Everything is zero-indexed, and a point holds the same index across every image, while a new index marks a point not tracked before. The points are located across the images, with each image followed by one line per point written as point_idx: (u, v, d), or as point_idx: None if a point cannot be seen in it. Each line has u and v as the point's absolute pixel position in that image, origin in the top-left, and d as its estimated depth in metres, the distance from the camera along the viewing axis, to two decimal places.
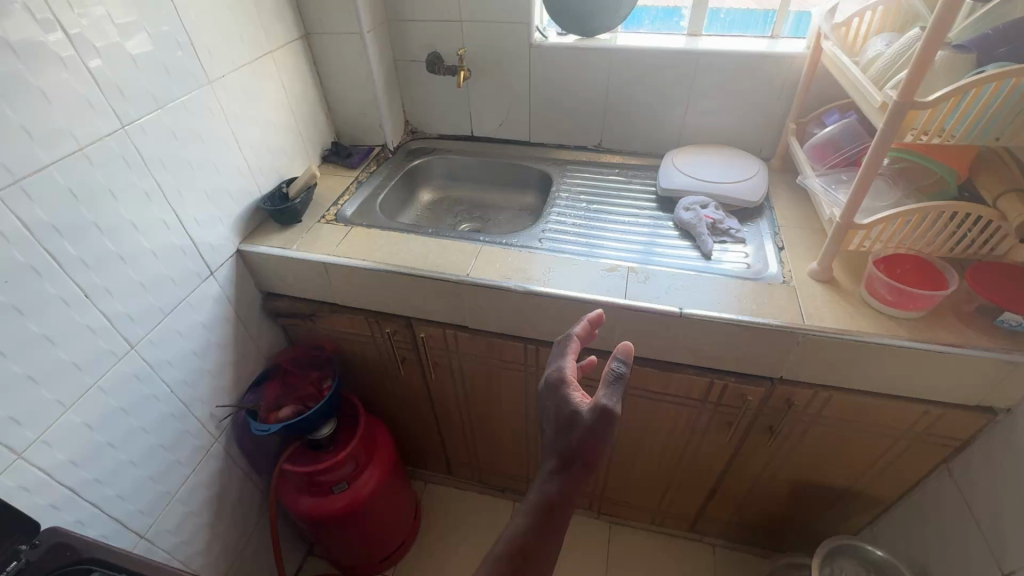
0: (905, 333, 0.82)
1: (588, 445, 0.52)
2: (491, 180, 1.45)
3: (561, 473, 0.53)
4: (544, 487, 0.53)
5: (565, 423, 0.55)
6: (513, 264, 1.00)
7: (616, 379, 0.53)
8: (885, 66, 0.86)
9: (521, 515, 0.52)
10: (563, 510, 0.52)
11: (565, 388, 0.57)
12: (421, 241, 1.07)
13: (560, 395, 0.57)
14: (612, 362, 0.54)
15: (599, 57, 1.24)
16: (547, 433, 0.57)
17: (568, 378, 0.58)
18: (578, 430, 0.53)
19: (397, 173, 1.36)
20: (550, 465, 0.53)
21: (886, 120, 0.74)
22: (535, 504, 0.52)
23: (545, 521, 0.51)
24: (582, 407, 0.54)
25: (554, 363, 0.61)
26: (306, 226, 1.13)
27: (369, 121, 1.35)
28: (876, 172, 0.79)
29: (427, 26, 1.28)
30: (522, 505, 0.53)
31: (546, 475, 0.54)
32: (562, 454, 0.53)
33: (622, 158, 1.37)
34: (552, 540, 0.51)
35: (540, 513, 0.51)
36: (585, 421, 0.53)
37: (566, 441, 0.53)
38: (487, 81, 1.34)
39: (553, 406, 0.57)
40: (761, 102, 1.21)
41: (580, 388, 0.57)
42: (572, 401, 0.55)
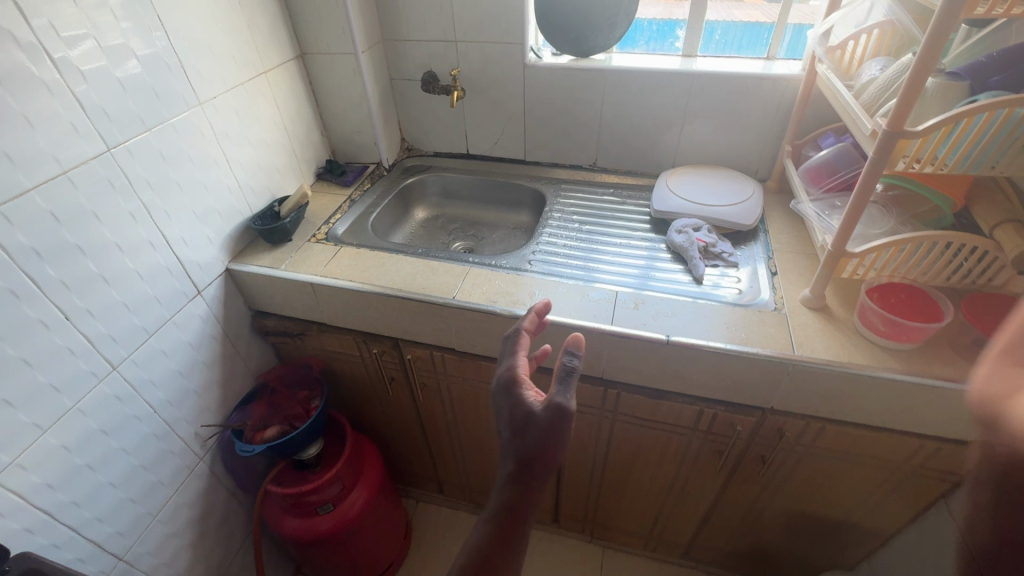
0: (898, 366, 0.79)
1: (543, 445, 0.54)
2: (486, 198, 1.44)
3: (519, 479, 0.54)
4: (503, 496, 0.54)
5: (520, 425, 0.56)
6: (499, 286, 0.99)
7: (569, 373, 0.54)
8: (877, 92, 0.84)
9: (482, 525, 0.54)
10: (522, 513, 0.54)
11: (518, 387, 0.57)
12: (409, 261, 1.06)
13: (515, 394, 0.58)
14: (562, 355, 0.55)
15: (593, 77, 1.23)
16: (503, 435, 0.58)
17: (520, 376, 0.58)
18: (532, 431, 0.54)
19: (390, 191, 1.36)
20: (509, 470, 0.55)
21: (876, 148, 0.72)
22: (496, 511, 0.54)
23: (507, 528, 0.53)
24: (536, 406, 0.55)
25: (504, 362, 0.61)
26: (296, 245, 1.12)
27: (364, 139, 1.36)
28: (868, 200, 0.77)
29: (422, 45, 1.29)
30: (483, 513, 0.55)
31: (503, 480, 0.56)
32: (520, 456, 0.55)
33: (617, 178, 1.36)
34: (515, 544, 0.53)
35: (501, 521, 0.53)
36: (541, 420, 0.54)
37: (522, 445, 0.55)
38: (482, 100, 1.34)
39: (508, 406, 0.57)
40: (756, 122, 1.19)
41: (533, 385, 0.58)
42: (526, 401, 0.56)
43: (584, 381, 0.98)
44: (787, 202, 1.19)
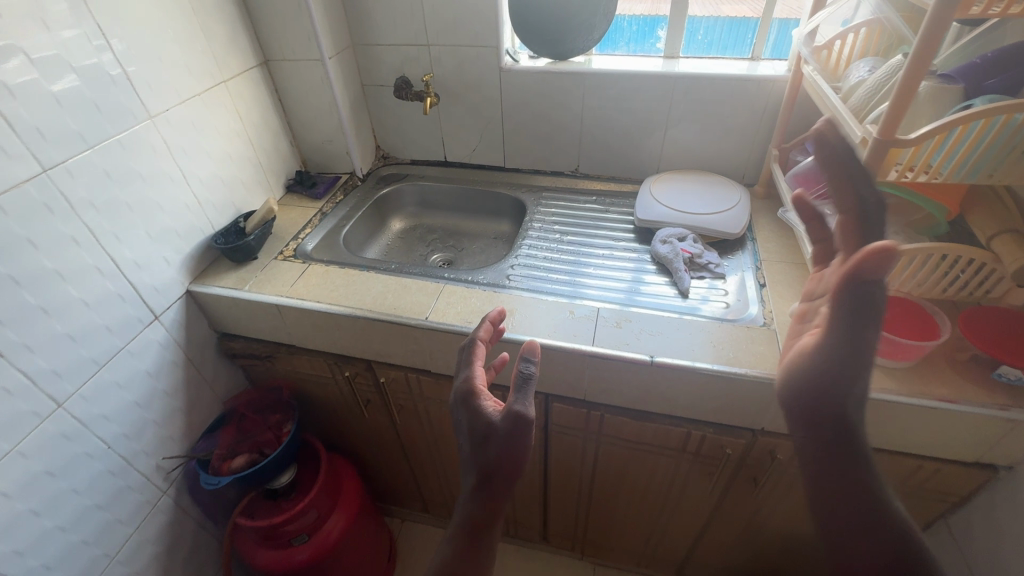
0: (894, 386, 0.75)
1: (504, 452, 0.51)
2: (465, 207, 1.39)
3: (481, 494, 0.52)
4: (467, 510, 0.52)
5: (480, 437, 0.54)
6: (475, 305, 0.94)
7: (525, 380, 0.54)
8: (866, 95, 0.80)
9: (447, 540, 0.52)
10: (487, 526, 0.52)
11: (475, 397, 0.56)
12: (380, 280, 1.01)
13: (473, 404, 0.57)
14: (520, 362, 0.55)
15: (572, 81, 1.18)
16: (465, 447, 0.56)
17: (477, 387, 0.58)
18: (493, 441, 0.52)
19: (365, 203, 1.30)
20: (470, 485, 0.53)
21: (866, 157, 0.67)
22: (459, 531, 0.52)
23: (469, 548, 0.51)
24: (495, 415, 0.54)
25: (462, 373, 0.60)
26: (261, 263, 1.06)
27: (336, 148, 1.30)
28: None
29: (394, 50, 1.23)
30: (446, 534, 0.53)
31: (466, 494, 0.53)
32: (481, 470, 0.52)
33: (601, 184, 1.31)
34: (479, 564, 0.51)
35: (464, 540, 0.51)
36: (499, 431, 0.52)
37: (482, 458, 0.52)
38: (458, 106, 1.29)
39: (467, 417, 0.56)
40: (742, 125, 1.15)
41: (491, 396, 0.57)
42: (484, 411, 0.55)
43: (566, 403, 0.94)
44: (775, 208, 1.15)
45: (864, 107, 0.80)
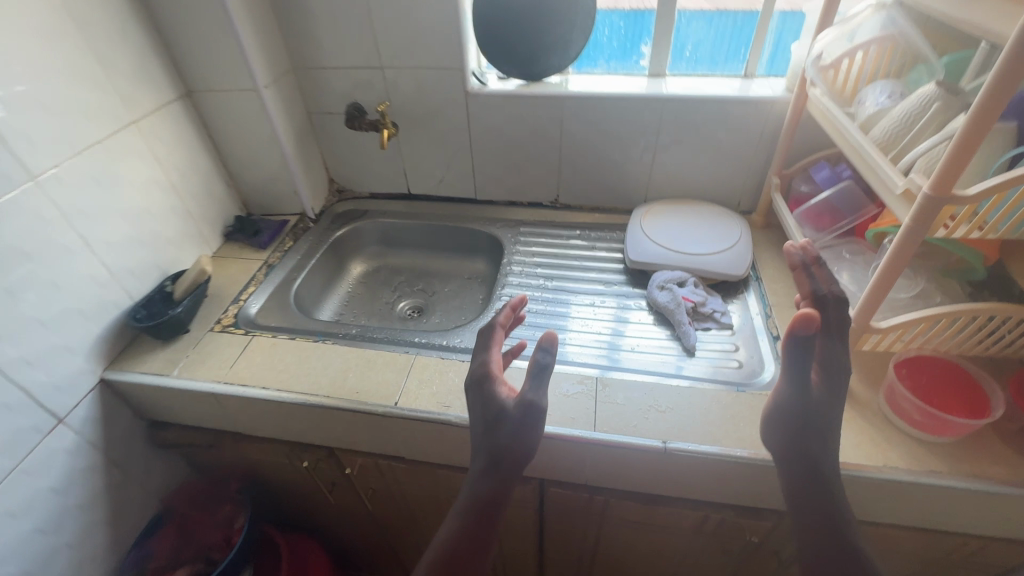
0: (942, 466, 0.65)
1: (513, 437, 0.57)
2: (434, 245, 1.24)
3: (488, 475, 0.58)
4: (474, 492, 0.58)
5: (492, 421, 0.59)
6: (452, 382, 0.79)
7: (542, 370, 0.57)
8: (892, 129, 0.69)
9: (452, 521, 0.58)
10: (493, 508, 0.57)
11: (491, 382, 0.62)
12: (339, 352, 0.86)
13: (489, 389, 0.62)
14: (536, 353, 0.58)
15: (548, 105, 1.05)
16: (475, 430, 0.61)
17: (493, 371, 0.63)
18: (503, 426, 0.58)
19: (318, 248, 1.14)
20: (478, 468, 0.58)
21: (913, 213, 0.57)
22: (465, 508, 0.58)
23: (474, 524, 0.57)
24: (508, 401, 0.59)
25: (481, 356, 0.66)
26: (194, 337, 0.89)
27: (281, 188, 1.13)
28: (899, 274, 0.62)
29: (342, 72, 1.07)
30: (453, 511, 0.59)
31: (475, 477, 0.59)
32: (489, 453, 0.58)
33: (584, 215, 1.18)
34: (482, 538, 0.57)
35: (468, 516, 0.57)
36: (512, 415, 0.58)
37: (493, 441, 0.58)
38: (421, 134, 1.14)
39: (482, 400, 0.62)
40: (737, 150, 1.04)
41: (506, 381, 0.63)
42: (498, 396, 0.61)
43: (564, 487, 0.81)
44: (776, 239, 1.05)
45: (890, 142, 0.69)
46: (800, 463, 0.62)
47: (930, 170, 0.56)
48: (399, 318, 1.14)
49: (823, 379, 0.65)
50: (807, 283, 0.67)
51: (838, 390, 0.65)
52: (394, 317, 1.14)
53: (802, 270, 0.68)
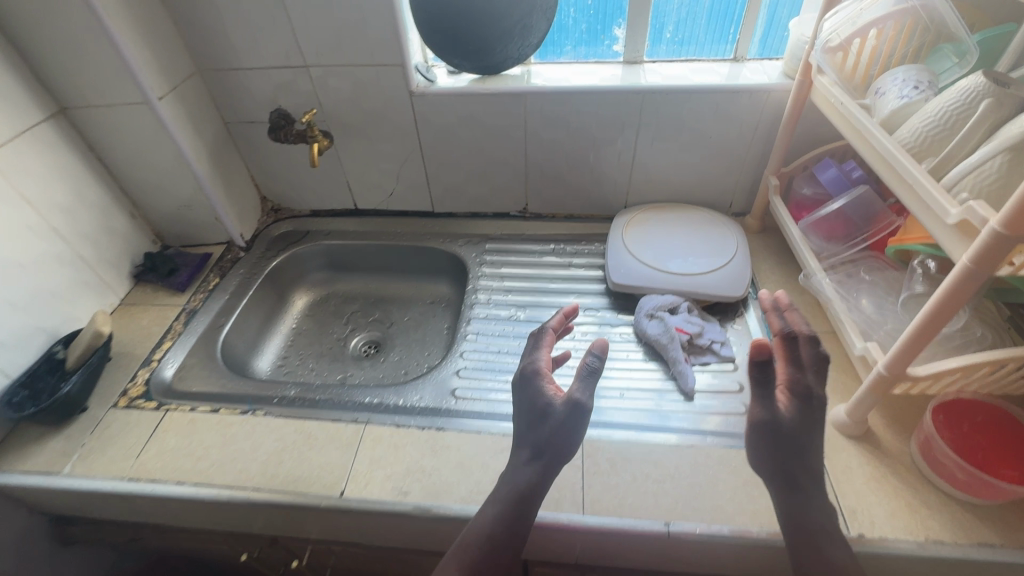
0: (993, 536, 0.55)
1: (563, 431, 0.54)
2: (389, 266, 1.08)
3: (535, 463, 0.54)
4: (516, 479, 0.54)
5: (537, 415, 0.55)
6: (410, 460, 0.66)
7: (591, 373, 0.55)
8: (928, 131, 0.56)
9: (491, 506, 0.53)
10: (533, 499, 0.53)
11: (540, 378, 0.57)
12: (272, 425, 0.71)
13: (534, 387, 0.57)
14: (586, 356, 0.57)
15: (509, 103, 0.89)
16: (518, 422, 0.58)
17: (544, 369, 0.58)
18: (551, 421, 0.54)
19: (250, 283, 0.97)
20: (524, 456, 0.55)
21: (969, 254, 0.45)
22: (509, 494, 0.53)
23: (519, 512, 0.52)
24: (556, 398, 0.55)
25: (528, 354, 0.60)
26: (93, 417, 0.73)
27: (200, 215, 0.96)
28: (947, 320, 0.51)
29: (258, 74, 0.89)
30: (494, 495, 0.54)
31: (518, 465, 0.55)
32: (539, 444, 0.54)
33: (558, 225, 1.04)
34: (523, 530, 0.52)
35: (514, 504, 0.52)
36: (558, 414, 0.54)
37: (538, 433, 0.55)
38: (362, 142, 0.97)
39: (527, 395, 0.57)
40: (728, 147, 0.90)
41: (554, 381, 0.58)
42: (545, 393, 0.56)
43: (551, 566, 0.69)
44: (775, 245, 0.93)
45: (926, 148, 0.56)
46: (781, 481, 0.53)
47: (991, 202, 0.44)
48: (353, 359, 0.99)
49: (794, 400, 0.54)
50: (779, 321, 0.56)
51: (815, 411, 0.54)
52: (347, 357, 0.99)
53: (775, 312, 0.57)
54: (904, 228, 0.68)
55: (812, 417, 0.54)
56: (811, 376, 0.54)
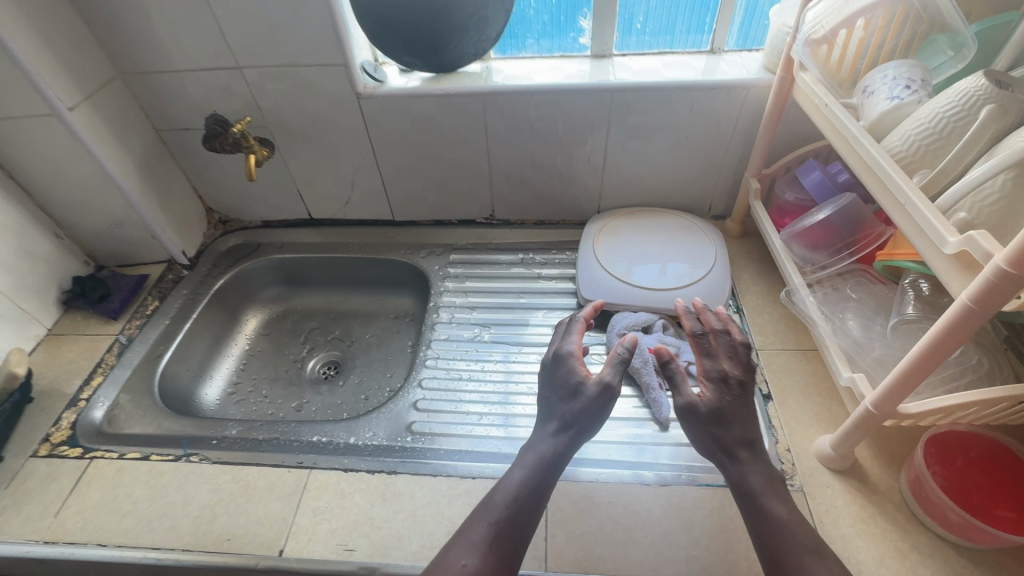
0: None
1: (592, 407, 0.59)
2: (349, 280, 1.01)
3: (561, 434, 0.59)
4: (543, 447, 0.59)
5: (569, 392, 0.61)
6: (357, 511, 0.60)
7: (622, 360, 0.61)
8: (922, 141, 0.50)
9: (519, 469, 0.58)
10: (560, 462, 0.58)
11: (574, 359, 0.63)
12: (208, 473, 0.65)
13: (566, 367, 0.63)
14: (619, 346, 0.62)
15: (466, 104, 0.81)
16: (546, 396, 0.63)
17: (577, 352, 0.64)
18: (580, 399, 0.60)
19: (194, 306, 0.89)
20: (552, 427, 0.60)
21: (968, 294, 0.39)
22: (536, 460, 0.58)
23: (543, 477, 0.57)
24: (589, 380, 0.61)
25: (562, 339, 0.67)
26: (9, 469, 0.66)
27: (134, 233, 0.88)
28: (941, 362, 0.45)
29: (187, 77, 0.80)
30: (522, 460, 0.58)
31: (544, 434, 0.60)
32: (567, 417, 0.60)
33: (527, 233, 0.97)
34: (544, 494, 0.56)
35: (539, 468, 0.57)
36: (589, 393, 0.60)
37: (569, 406, 0.60)
38: (309, 149, 0.89)
39: (559, 374, 0.63)
40: (706, 147, 0.83)
41: (585, 363, 0.64)
42: (578, 373, 0.62)
43: None
44: (756, 251, 0.87)
45: (920, 159, 0.50)
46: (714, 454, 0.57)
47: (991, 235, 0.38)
48: (309, 383, 0.92)
49: (711, 386, 0.59)
50: (690, 322, 0.64)
51: (735, 392, 0.59)
52: (304, 381, 0.92)
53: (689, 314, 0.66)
54: (893, 241, 0.62)
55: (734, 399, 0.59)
56: (723, 364, 0.60)
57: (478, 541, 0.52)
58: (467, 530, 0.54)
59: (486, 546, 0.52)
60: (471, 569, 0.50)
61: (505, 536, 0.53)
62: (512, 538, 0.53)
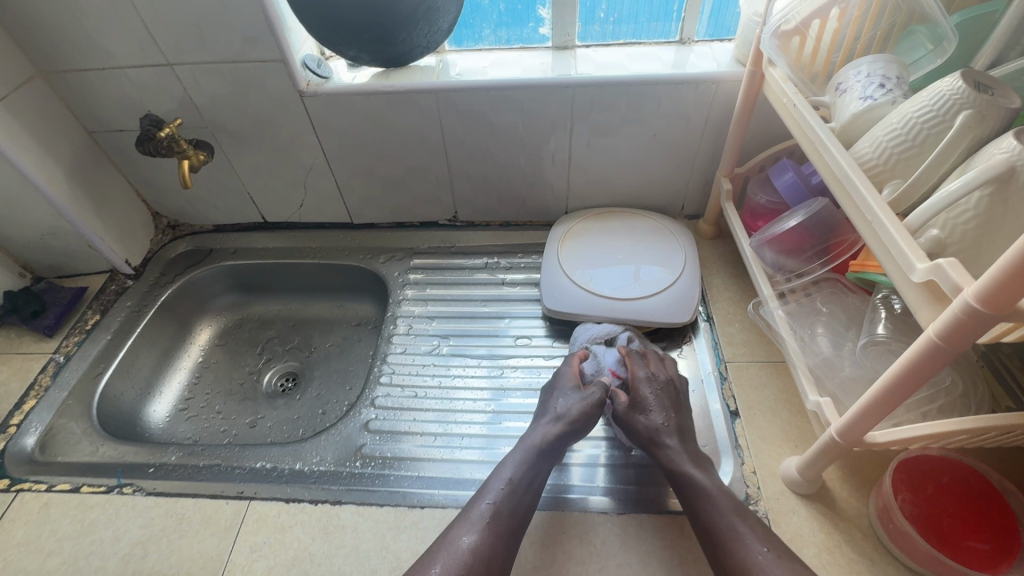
0: None
1: (585, 407, 0.62)
2: (308, 287, 0.96)
3: (556, 424, 0.61)
4: (541, 435, 0.60)
5: (566, 395, 0.64)
6: (297, 546, 0.57)
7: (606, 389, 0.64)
8: (894, 149, 0.46)
9: (518, 454, 0.59)
10: (555, 453, 0.59)
11: (569, 372, 0.67)
12: (141, 505, 0.61)
13: (562, 378, 0.66)
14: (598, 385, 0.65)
15: (418, 102, 0.76)
16: (546, 403, 0.64)
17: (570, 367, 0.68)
18: (579, 399, 0.62)
19: (137, 319, 0.84)
20: (547, 418, 0.62)
21: (934, 326, 0.35)
22: (534, 444, 0.59)
23: (537, 464, 0.58)
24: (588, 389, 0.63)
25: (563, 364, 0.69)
26: None
27: (71, 243, 0.83)
28: (899, 402, 0.41)
29: (114, 76, 0.74)
30: (521, 446, 0.60)
31: (541, 425, 0.61)
32: (563, 411, 0.62)
33: (492, 235, 0.92)
34: (541, 480, 0.57)
35: (535, 454, 0.58)
36: (588, 397, 0.62)
37: (569, 405, 0.62)
38: (255, 150, 0.83)
39: (557, 385, 0.66)
40: (675, 145, 0.79)
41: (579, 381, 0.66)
42: (571, 383, 0.65)
43: None
44: (729, 254, 0.83)
45: (892, 168, 0.46)
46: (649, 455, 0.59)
47: (954, 262, 0.34)
48: (265, 397, 0.87)
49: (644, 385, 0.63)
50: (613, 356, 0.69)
51: (667, 390, 0.63)
52: (260, 395, 0.87)
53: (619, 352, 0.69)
54: (866, 251, 0.58)
55: (666, 392, 0.63)
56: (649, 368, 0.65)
57: (478, 519, 0.53)
58: (468, 511, 0.54)
59: (486, 523, 0.52)
60: (473, 545, 0.50)
61: (504, 517, 0.53)
62: (510, 519, 0.53)
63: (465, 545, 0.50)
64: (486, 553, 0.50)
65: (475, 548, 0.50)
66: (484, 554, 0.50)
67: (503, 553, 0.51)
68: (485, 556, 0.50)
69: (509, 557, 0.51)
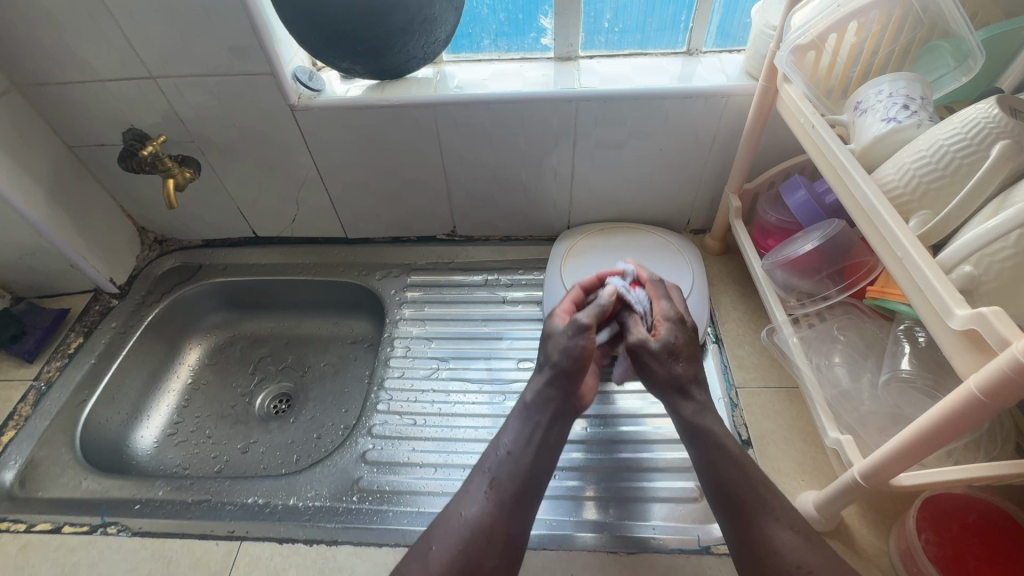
0: None
1: (582, 343, 0.56)
2: (301, 303, 0.93)
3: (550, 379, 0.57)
4: (540, 392, 0.58)
5: (558, 340, 0.58)
6: None
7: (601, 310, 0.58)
8: (922, 178, 0.43)
9: (516, 417, 0.58)
10: (558, 407, 0.57)
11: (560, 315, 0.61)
12: (126, 546, 0.58)
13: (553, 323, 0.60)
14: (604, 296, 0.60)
15: (415, 116, 0.72)
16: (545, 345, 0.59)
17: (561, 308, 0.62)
18: (573, 338, 0.57)
19: (122, 341, 0.81)
20: (542, 372, 0.58)
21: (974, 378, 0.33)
22: (531, 403, 0.58)
23: (535, 427, 0.56)
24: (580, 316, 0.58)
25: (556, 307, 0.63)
26: None
27: (52, 263, 0.79)
28: (931, 450, 0.39)
29: (94, 90, 0.70)
30: (518, 407, 0.58)
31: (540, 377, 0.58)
32: (558, 358, 0.57)
33: (492, 250, 0.90)
34: (543, 441, 0.56)
35: (529, 416, 0.57)
36: (580, 323, 0.57)
37: (564, 347, 0.57)
38: (244, 164, 0.80)
39: (551, 330, 0.60)
40: (682, 160, 0.76)
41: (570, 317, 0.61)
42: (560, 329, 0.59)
43: None
44: (737, 272, 0.80)
45: (920, 199, 0.44)
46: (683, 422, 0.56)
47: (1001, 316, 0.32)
48: (257, 420, 0.83)
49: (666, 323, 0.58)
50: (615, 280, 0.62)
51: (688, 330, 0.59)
52: (252, 419, 0.83)
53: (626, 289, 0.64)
54: (885, 277, 0.56)
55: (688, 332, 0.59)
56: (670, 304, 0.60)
57: (478, 490, 0.53)
58: (467, 484, 0.55)
59: (486, 494, 0.53)
60: (472, 517, 0.51)
61: (504, 484, 0.53)
62: (510, 484, 0.53)
63: (467, 516, 0.51)
64: (486, 524, 0.51)
65: (474, 520, 0.51)
66: (484, 524, 0.51)
67: (504, 522, 0.51)
68: (485, 529, 0.51)
69: (514, 523, 0.52)
